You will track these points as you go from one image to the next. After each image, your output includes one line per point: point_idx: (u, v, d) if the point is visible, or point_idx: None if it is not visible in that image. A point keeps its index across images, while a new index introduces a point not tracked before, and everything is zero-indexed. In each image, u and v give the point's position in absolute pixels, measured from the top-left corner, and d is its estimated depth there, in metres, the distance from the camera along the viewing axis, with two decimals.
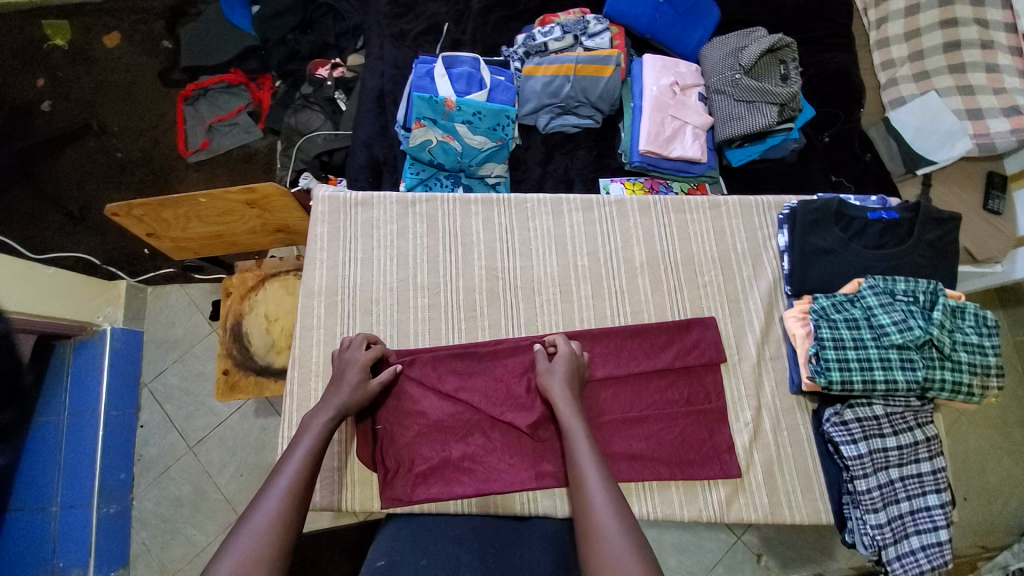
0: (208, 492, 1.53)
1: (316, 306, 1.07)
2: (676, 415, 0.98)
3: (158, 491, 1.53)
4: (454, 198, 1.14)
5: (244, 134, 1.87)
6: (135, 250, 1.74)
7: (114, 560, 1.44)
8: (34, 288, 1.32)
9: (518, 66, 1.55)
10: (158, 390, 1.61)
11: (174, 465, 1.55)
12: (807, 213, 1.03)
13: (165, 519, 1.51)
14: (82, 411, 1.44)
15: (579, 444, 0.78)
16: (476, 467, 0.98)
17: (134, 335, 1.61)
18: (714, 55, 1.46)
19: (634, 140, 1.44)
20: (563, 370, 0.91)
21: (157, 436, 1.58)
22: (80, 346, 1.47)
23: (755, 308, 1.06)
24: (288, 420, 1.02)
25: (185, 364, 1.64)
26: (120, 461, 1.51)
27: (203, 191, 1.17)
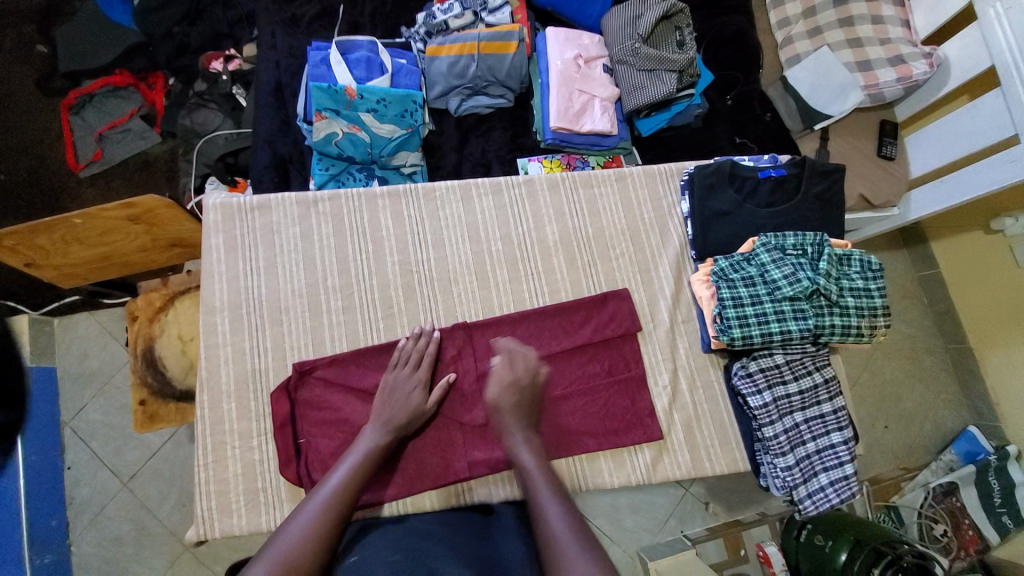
0: (150, 527, 1.45)
1: (221, 323, 1.02)
2: (597, 389, 1.00)
3: (98, 532, 1.44)
4: (359, 193, 1.09)
5: (139, 140, 1.69)
6: (36, 281, 1.59)
7: None
8: None
9: (420, 48, 1.50)
10: (82, 428, 1.50)
11: (110, 505, 1.46)
12: (703, 177, 1.05)
13: (108, 559, 1.43)
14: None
15: (552, 511, 0.74)
16: (407, 465, 0.96)
17: (46, 372, 1.48)
18: (614, 24, 1.46)
19: (545, 117, 1.43)
20: (506, 409, 0.90)
21: (89, 475, 1.47)
22: None
23: (666, 275, 1.08)
24: (203, 445, 0.97)
25: (106, 399, 1.52)
26: (50, 508, 1.39)
27: (77, 211, 1.07)
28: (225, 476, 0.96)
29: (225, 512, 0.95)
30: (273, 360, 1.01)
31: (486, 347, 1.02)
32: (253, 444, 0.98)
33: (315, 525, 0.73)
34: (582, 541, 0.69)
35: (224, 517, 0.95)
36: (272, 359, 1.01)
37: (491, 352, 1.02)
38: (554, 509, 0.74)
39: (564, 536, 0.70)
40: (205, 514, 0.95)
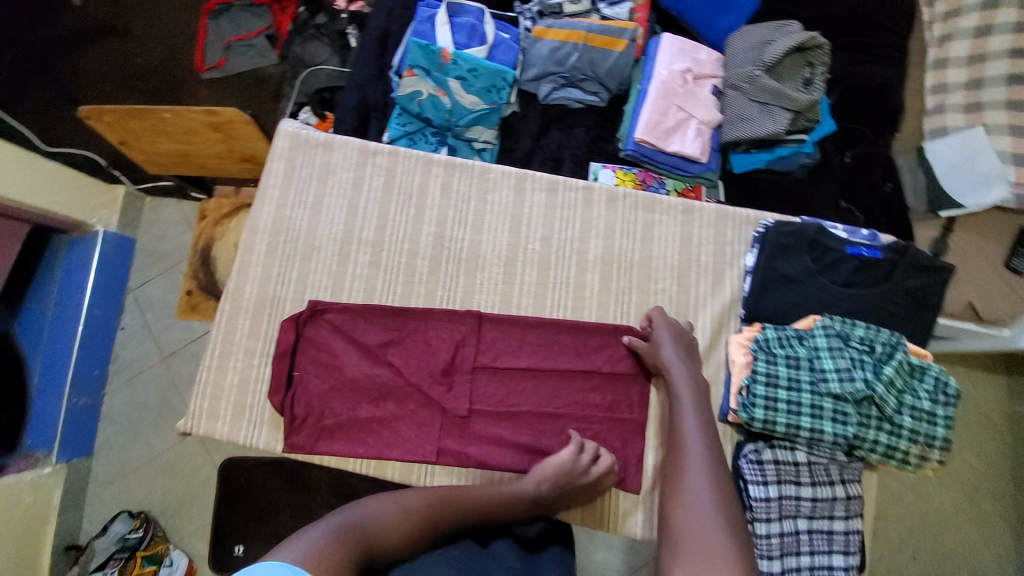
0: (173, 403, 1.61)
1: (258, 243, 1.06)
2: (594, 421, 0.94)
3: (126, 393, 1.61)
4: (417, 156, 1.08)
5: (259, 58, 1.81)
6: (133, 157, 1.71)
7: (79, 449, 1.53)
8: (34, 177, 1.39)
9: (527, 25, 1.44)
10: (141, 297, 1.66)
11: (145, 373, 1.61)
12: (778, 236, 0.94)
13: (130, 419, 1.60)
14: (65, 304, 1.49)
15: (690, 428, 0.79)
16: (383, 431, 0.96)
17: (125, 241, 1.65)
18: (739, 45, 1.32)
19: (632, 126, 1.33)
20: (673, 357, 0.89)
21: (134, 341, 1.64)
22: (73, 244, 1.53)
23: (703, 325, 0.97)
24: (211, 349, 1.02)
25: (171, 279, 1.66)
26: (93, 360, 1.56)
27: (167, 106, 1.11)
28: (221, 382, 1.01)
29: (211, 416, 0.99)
30: (293, 292, 1.04)
31: (492, 343, 0.98)
32: (253, 363, 1.01)
33: (419, 500, 0.75)
34: (705, 466, 0.74)
35: (209, 420, 0.99)
36: (291, 291, 1.04)
37: (495, 349, 0.98)
38: (700, 474, 0.73)
39: (694, 462, 0.75)
40: (197, 411, 0.99)
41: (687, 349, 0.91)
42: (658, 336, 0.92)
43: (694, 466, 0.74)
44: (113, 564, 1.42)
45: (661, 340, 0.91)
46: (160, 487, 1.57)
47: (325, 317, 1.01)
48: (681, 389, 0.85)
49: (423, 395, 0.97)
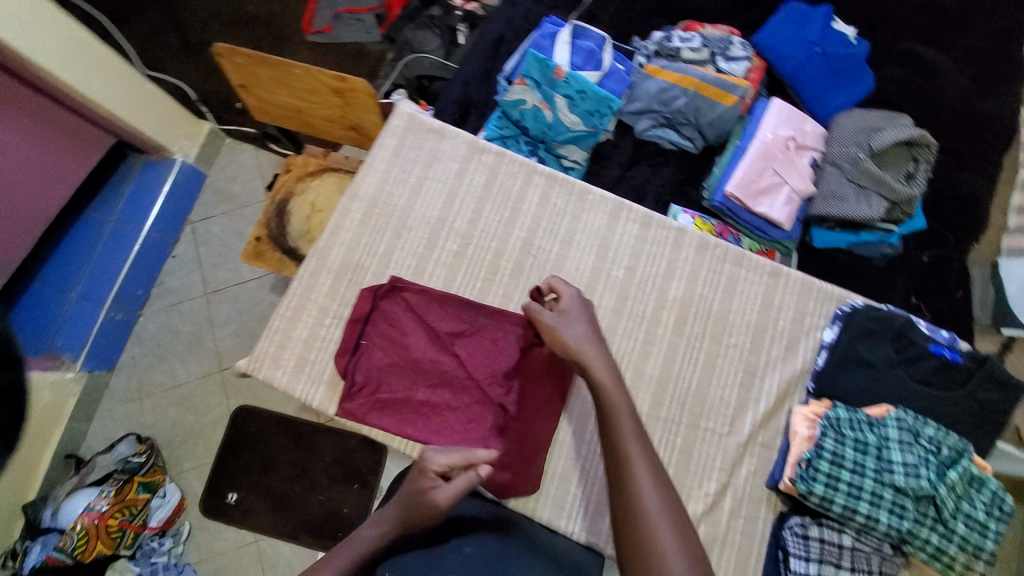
0: (205, 342, 1.73)
1: (353, 211, 1.10)
2: (541, 414, 0.96)
3: (162, 317, 1.75)
4: (521, 162, 1.12)
5: (363, 32, 1.90)
6: (225, 102, 1.88)
7: (102, 361, 1.65)
8: (139, 101, 1.53)
9: (641, 61, 1.49)
10: (199, 232, 1.81)
11: (186, 303, 1.76)
12: (866, 319, 0.97)
13: (159, 344, 1.73)
14: (126, 221, 1.63)
15: (629, 439, 0.72)
16: (432, 416, 0.98)
17: (196, 176, 1.80)
18: (846, 125, 1.34)
19: (724, 178, 1.35)
20: (585, 343, 0.83)
21: (182, 271, 1.78)
22: (147, 166, 1.68)
23: (767, 389, 0.98)
24: (287, 300, 1.05)
25: (229, 220, 1.82)
26: (141, 281, 1.71)
27: (301, 64, 1.16)
28: (290, 333, 1.04)
29: (273, 363, 1.03)
30: (376, 264, 1.07)
31: None
32: (323, 322, 1.04)
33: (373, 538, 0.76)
34: (652, 479, 0.69)
35: (271, 366, 1.03)
36: (375, 263, 1.07)
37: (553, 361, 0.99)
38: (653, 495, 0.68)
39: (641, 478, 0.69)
40: (262, 354, 1.03)
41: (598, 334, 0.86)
42: (569, 322, 0.86)
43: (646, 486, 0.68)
44: (111, 483, 1.47)
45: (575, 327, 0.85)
46: (169, 417, 1.67)
47: (403, 295, 1.03)
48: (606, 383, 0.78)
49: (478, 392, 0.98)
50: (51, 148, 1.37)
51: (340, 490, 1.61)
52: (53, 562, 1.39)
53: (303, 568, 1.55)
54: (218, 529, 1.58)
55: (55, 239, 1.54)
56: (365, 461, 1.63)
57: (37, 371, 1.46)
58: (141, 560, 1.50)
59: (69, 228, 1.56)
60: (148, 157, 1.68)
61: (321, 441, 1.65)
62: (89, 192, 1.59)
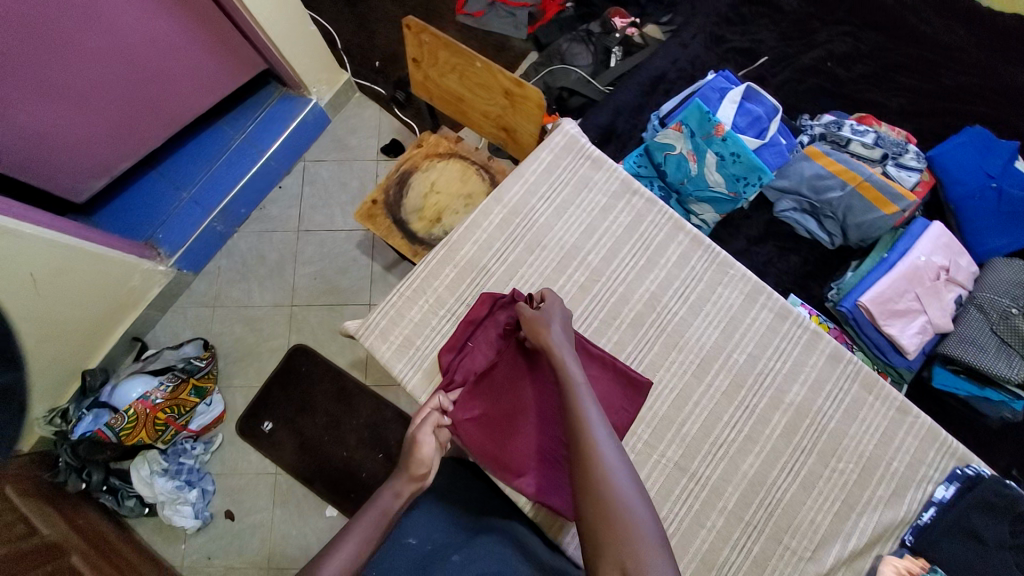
0: (285, 272, 1.76)
1: (494, 214, 1.11)
2: (541, 421, 0.95)
3: (254, 240, 1.79)
4: (670, 216, 1.11)
5: (511, 27, 1.92)
6: (369, 59, 1.94)
7: (193, 263, 1.71)
8: (302, 40, 1.55)
9: (804, 140, 1.45)
10: (309, 170, 1.85)
11: (279, 233, 1.80)
12: (991, 492, 0.90)
13: (245, 264, 1.77)
14: (253, 143, 1.70)
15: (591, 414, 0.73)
16: (500, 435, 0.95)
17: (322, 119, 1.84)
18: (1005, 272, 1.25)
19: (858, 287, 1.28)
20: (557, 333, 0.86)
21: (283, 202, 1.83)
22: (285, 97, 1.74)
23: (862, 527, 0.94)
24: (411, 281, 1.09)
25: (340, 167, 1.85)
26: (247, 202, 1.76)
27: (483, 58, 1.18)
28: (406, 313, 1.07)
29: (382, 336, 1.07)
30: (502, 272, 1.08)
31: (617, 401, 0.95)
32: (438, 313, 1.07)
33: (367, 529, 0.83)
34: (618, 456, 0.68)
35: (380, 338, 1.07)
36: (501, 270, 1.08)
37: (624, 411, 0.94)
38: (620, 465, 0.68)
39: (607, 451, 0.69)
40: (375, 324, 1.07)
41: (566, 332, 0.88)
42: (544, 317, 0.89)
43: (612, 461, 0.68)
44: (169, 377, 1.53)
45: (546, 323, 0.88)
46: (234, 332, 1.72)
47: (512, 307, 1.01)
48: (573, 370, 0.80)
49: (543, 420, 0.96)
50: (208, 56, 1.42)
51: (363, 454, 1.60)
52: (101, 435, 1.44)
53: (310, 512, 1.55)
54: (245, 452, 1.61)
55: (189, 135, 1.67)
56: (396, 437, 1.60)
57: (132, 255, 1.53)
58: (171, 456, 1.54)
59: (203, 132, 1.68)
60: (288, 91, 1.74)
61: (360, 402, 1.64)
62: (229, 108, 1.70)
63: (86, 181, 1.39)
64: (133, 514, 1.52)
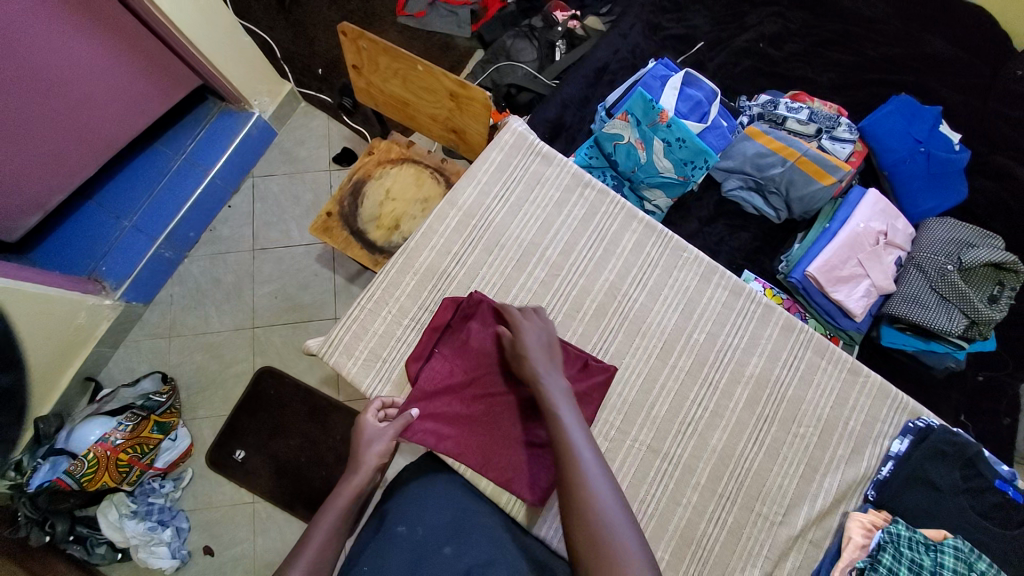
0: (244, 294, 1.71)
1: (449, 218, 1.11)
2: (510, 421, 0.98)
3: (207, 263, 1.73)
4: (623, 205, 1.13)
5: (454, 26, 1.91)
6: (310, 67, 1.89)
7: (143, 293, 1.64)
8: (239, 55, 1.51)
9: (743, 121, 1.50)
10: (258, 187, 1.80)
11: (233, 254, 1.74)
12: (941, 441, 0.97)
13: (199, 288, 1.71)
14: (195, 163, 1.63)
15: (573, 429, 0.78)
16: (468, 434, 0.97)
17: (268, 132, 1.78)
18: (937, 232, 1.33)
19: (805, 257, 1.35)
20: (536, 347, 0.90)
21: (234, 220, 1.76)
22: (225, 112, 1.67)
23: (826, 487, 0.99)
24: (371, 292, 1.08)
25: (291, 181, 1.80)
26: (196, 224, 1.70)
27: (423, 62, 1.17)
28: (368, 326, 1.06)
29: (347, 352, 1.06)
30: (463, 275, 1.08)
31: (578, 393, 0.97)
32: (401, 322, 1.06)
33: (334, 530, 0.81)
34: (599, 468, 0.73)
35: (344, 354, 1.06)
36: (462, 273, 1.08)
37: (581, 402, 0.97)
38: (600, 477, 0.72)
39: (588, 463, 0.74)
40: (337, 338, 1.06)
41: (550, 356, 0.90)
42: (523, 345, 0.90)
43: (593, 474, 0.73)
44: (128, 416, 1.44)
45: (527, 351, 0.90)
46: (195, 360, 1.65)
47: (473, 310, 1.02)
48: (554, 391, 0.84)
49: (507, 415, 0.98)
50: (137, 78, 1.36)
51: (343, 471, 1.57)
52: (59, 484, 1.36)
53: (294, 539, 1.52)
54: (219, 482, 1.56)
55: (125, 160, 1.58)
56: None
57: (76, 292, 1.45)
58: (139, 498, 1.48)
59: (137, 155, 1.59)
60: (227, 105, 1.67)
61: (335, 420, 1.61)
62: (165, 127, 1.62)
63: (18, 218, 1.30)
64: (104, 561, 1.45)
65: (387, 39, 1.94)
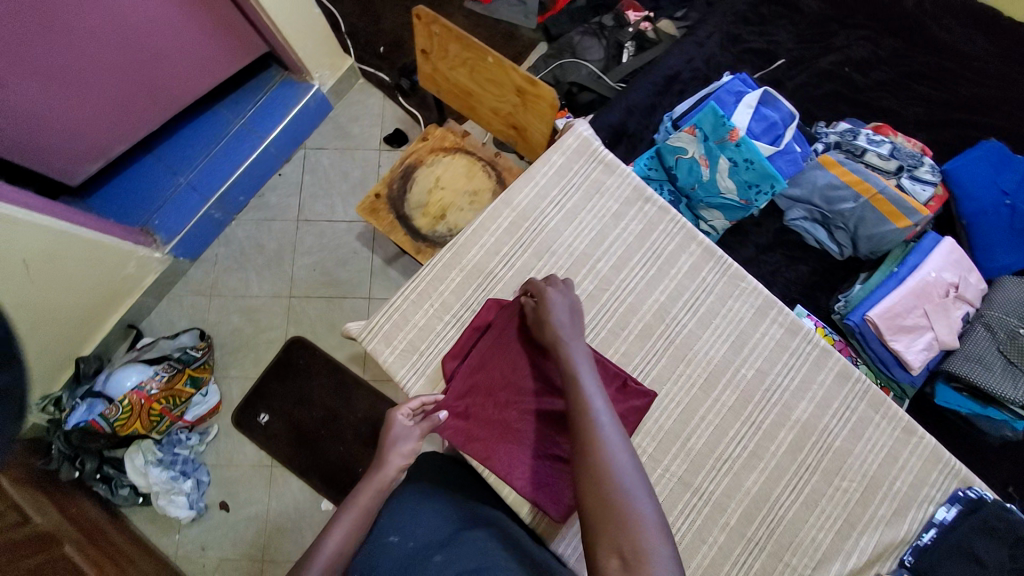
0: (284, 264, 1.73)
1: (501, 218, 1.09)
2: (541, 432, 0.95)
3: (252, 228, 1.75)
4: (683, 226, 1.08)
5: (521, 17, 1.87)
6: (374, 44, 1.89)
7: (189, 251, 1.68)
8: (307, 25, 1.51)
9: (818, 149, 1.43)
10: (309, 159, 1.81)
11: (278, 223, 1.76)
12: (994, 517, 0.90)
13: (242, 252, 1.74)
14: (252, 129, 1.64)
15: (592, 389, 0.77)
16: (497, 439, 0.95)
17: (325, 105, 1.79)
18: (1014, 291, 1.24)
19: (866, 301, 1.27)
20: (563, 312, 0.89)
21: (282, 190, 1.79)
22: (286, 81, 1.68)
23: (863, 547, 0.93)
24: (416, 284, 1.07)
25: (342, 157, 1.81)
26: (246, 189, 1.73)
27: (496, 54, 1.14)
28: (410, 317, 1.06)
29: (385, 340, 1.05)
30: (509, 278, 1.06)
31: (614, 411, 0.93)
32: (442, 318, 1.05)
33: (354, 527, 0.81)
34: (616, 428, 0.72)
35: (383, 343, 1.05)
36: (509, 276, 1.06)
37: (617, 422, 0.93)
38: (618, 440, 0.70)
39: (605, 423, 0.72)
40: (377, 326, 1.05)
41: (577, 323, 0.89)
42: (549, 311, 0.89)
43: (610, 435, 0.71)
44: (165, 367, 1.49)
45: (552, 318, 0.88)
46: (231, 322, 1.69)
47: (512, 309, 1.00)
48: (576, 355, 0.83)
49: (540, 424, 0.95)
50: (208, 39, 1.37)
51: (360, 449, 1.58)
52: (94, 426, 1.41)
53: (305, 510, 1.54)
54: (241, 444, 1.59)
55: (187, 120, 1.61)
56: None
57: (128, 242, 1.48)
58: (165, 447, 1.52)
59: (200, 116, 1.62)
60: (289, 75, 1.68)
61: (357, 398, 1.62)
62: (228, 91, 1.64)
63: (78, 165, 1.33)
64: (126, 503, 1.51)
65: (452, 24, 1.91)
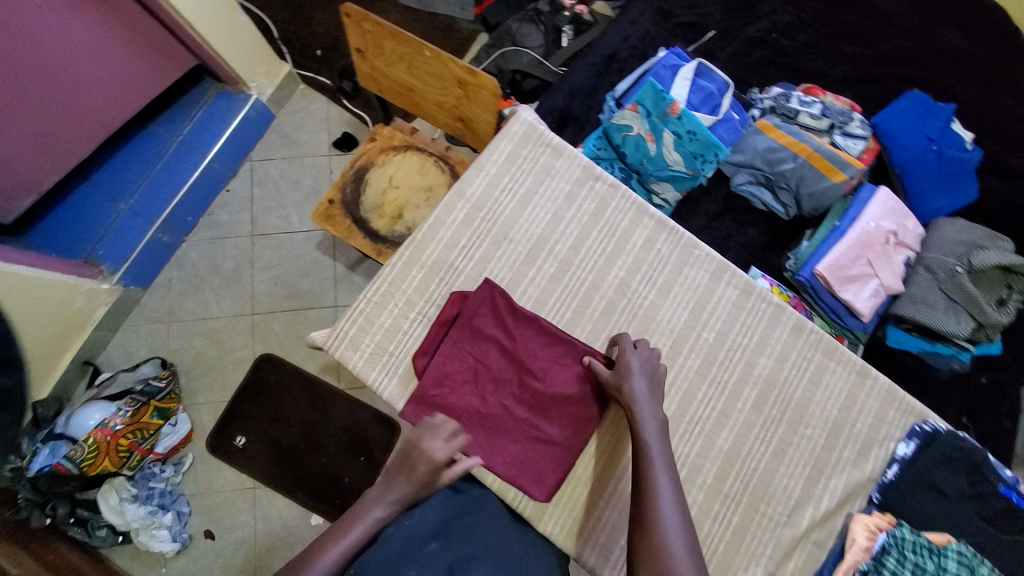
0: (243, 281, 1.68)
1: (456, 210, 1.09)
2: (517, 417, 0.96)
3: (205, 248, 1.70)
4: (634, 201, 1.11)
5: (456, 9, 1.85)
6: (309, 47, 1.84)
7: (140, 278, 1.61)
8: (236, 34, 1.46)
9: (755, 114, 1.47)
10: (257, 171, 1.76)
11: (232, 239, 1.71)
12: (947, 446, 0.97)
13: (197, 274, 1.68)
14: (192, 145, 1.58)
15: (656, 452, 0.80)
16: (475, 429, 0.96)
17: (266, 114, 1.74)
18: (948, 232, 1.32)
19: (815, 255, 1.33)
20: (637, 374, 0.89)
21: (233, 205, 1.73)
22: (222, 93, 1.61)
23: (831, 489, 0.99)
24: (377, 284, 1.06)
25: (290, 166, 1.77)
26: (192, 208, 1.66)
27: (432, 46, 1.13)
28: (374, 319, 1.05)
29: (352, 345, 1.04)
30: (470, 269, 1.06)
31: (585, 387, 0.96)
32: (407, 316, 1.05)
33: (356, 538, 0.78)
34: (673, 491, 0.77)
35: (351, 347, 1.04)
36: (470, 267, 1.06)
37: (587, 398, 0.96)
38: (669, 502, 0.75)
39: (662, 484, 0.77)
40: (341, 331, 1.04)
41: (653, 386, 0.88)
42: (627, 368, 0.89)
43: (664, 497, 0.76)
44: (128, 402, 1.43)
45: (628, 374, 0.89)
46: (193, 347, 1.63)
47: (481, 299, 1.01)
48: (644, 413, 0.84)
49: (514, 410, 0.97)
50: (135, 58, 1.31)
51: (343, 459, 1.56)
52: (59, 469, 1.35)
53: (294, 526, 1.52)
54: (219, 469, 1.55)
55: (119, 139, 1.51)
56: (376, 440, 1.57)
57: (72, 276, 1.41)
58: (139, 482, 1.47)
59: (132, 134, 1.52)
60: (224, 87, 1.62)
61: (335, 409, 1.60)
62: (161, 107, 1.55)
63: (12, 200, 1.26)
64: (105, 544, 1.45)
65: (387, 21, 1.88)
